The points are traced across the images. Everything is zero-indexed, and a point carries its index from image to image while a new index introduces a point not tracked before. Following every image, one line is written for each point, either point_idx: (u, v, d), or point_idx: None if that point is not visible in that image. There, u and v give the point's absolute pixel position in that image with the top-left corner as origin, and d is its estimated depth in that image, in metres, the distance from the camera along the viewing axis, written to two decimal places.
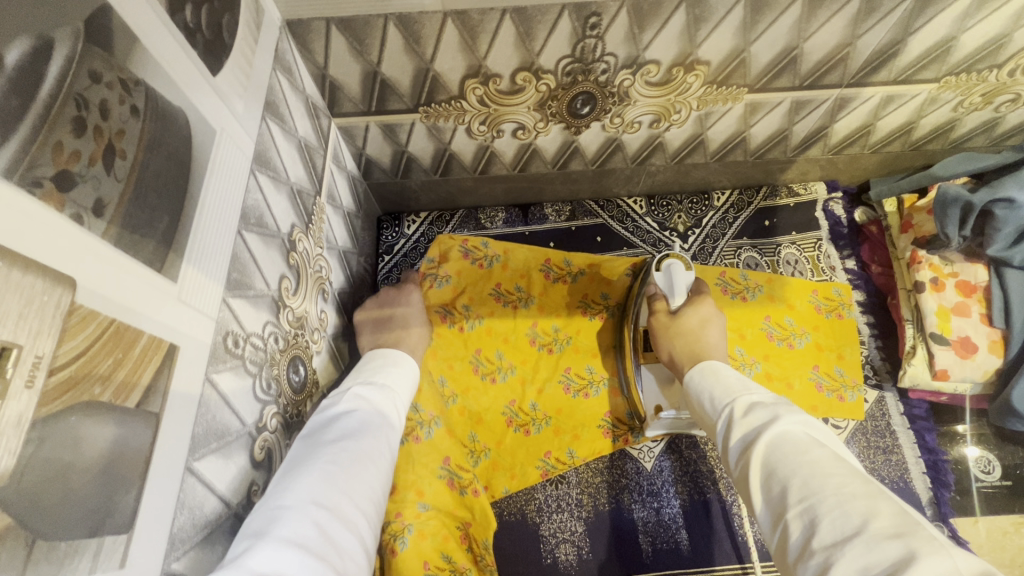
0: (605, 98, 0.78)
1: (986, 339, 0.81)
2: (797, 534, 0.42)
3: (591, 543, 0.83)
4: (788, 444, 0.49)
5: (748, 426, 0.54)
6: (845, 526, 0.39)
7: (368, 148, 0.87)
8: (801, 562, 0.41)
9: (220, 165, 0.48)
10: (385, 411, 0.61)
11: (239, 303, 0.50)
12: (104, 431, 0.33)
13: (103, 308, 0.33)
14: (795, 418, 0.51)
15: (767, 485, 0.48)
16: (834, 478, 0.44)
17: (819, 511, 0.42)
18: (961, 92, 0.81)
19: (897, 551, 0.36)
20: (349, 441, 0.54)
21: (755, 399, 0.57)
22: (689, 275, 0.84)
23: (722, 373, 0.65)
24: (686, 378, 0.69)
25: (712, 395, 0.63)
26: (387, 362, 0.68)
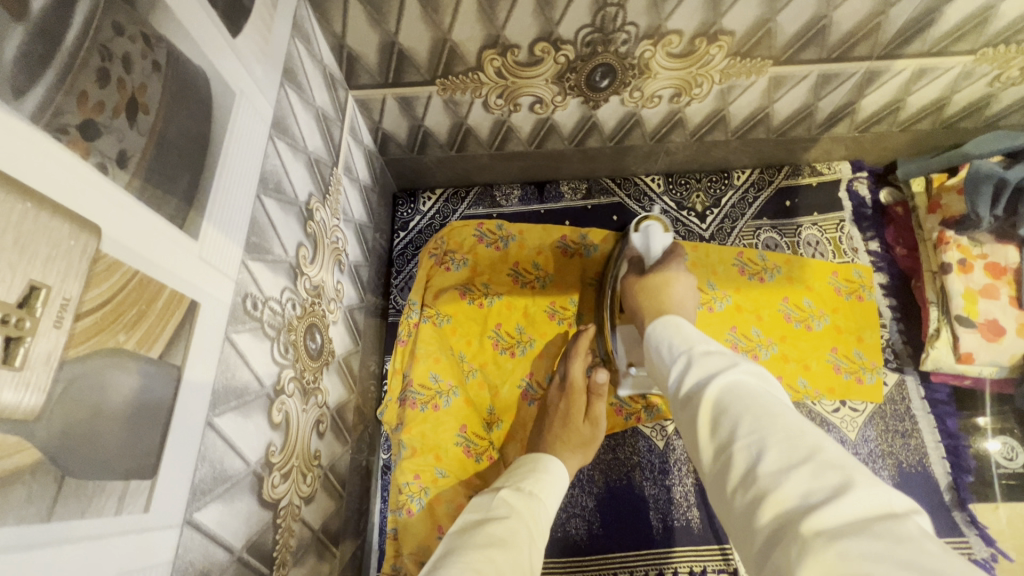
0: (625, 71, 0.77)
1: (1014, 322, 0.78)
2: (741, 465, 0.42)
3: (602, 518, 0.83)
4: (739, 388, 0.48)
5: (705, 367, 0.52)
6: (795, 454, 0.40)
7: (385, 122, 0.87)
8: (743, 488, 0.41)
9: (239, 127, 0.48)
10: (533, 529, 0.56)
11: (258, 266, 0.51)
12: (129, 378, 0.34)
13: (126, 259, 0.34)
14: (750, 366, 0.51)
15: (715, 422, 0.47)
16: (782, 416, 0.43)
17: (766, 444, 0.42)
18: (998, 66, 0.77)
19: (836, 478, 0.37)
20: (505, 552, 0.49)
21: (709, 347, 0.56)
22: (667, 237, 0.83)
23: (680, 326, 0.64)
24: (647, 331, 0.68)
25: (668, 343, 0.61)
26: (536, 469, 0.67)
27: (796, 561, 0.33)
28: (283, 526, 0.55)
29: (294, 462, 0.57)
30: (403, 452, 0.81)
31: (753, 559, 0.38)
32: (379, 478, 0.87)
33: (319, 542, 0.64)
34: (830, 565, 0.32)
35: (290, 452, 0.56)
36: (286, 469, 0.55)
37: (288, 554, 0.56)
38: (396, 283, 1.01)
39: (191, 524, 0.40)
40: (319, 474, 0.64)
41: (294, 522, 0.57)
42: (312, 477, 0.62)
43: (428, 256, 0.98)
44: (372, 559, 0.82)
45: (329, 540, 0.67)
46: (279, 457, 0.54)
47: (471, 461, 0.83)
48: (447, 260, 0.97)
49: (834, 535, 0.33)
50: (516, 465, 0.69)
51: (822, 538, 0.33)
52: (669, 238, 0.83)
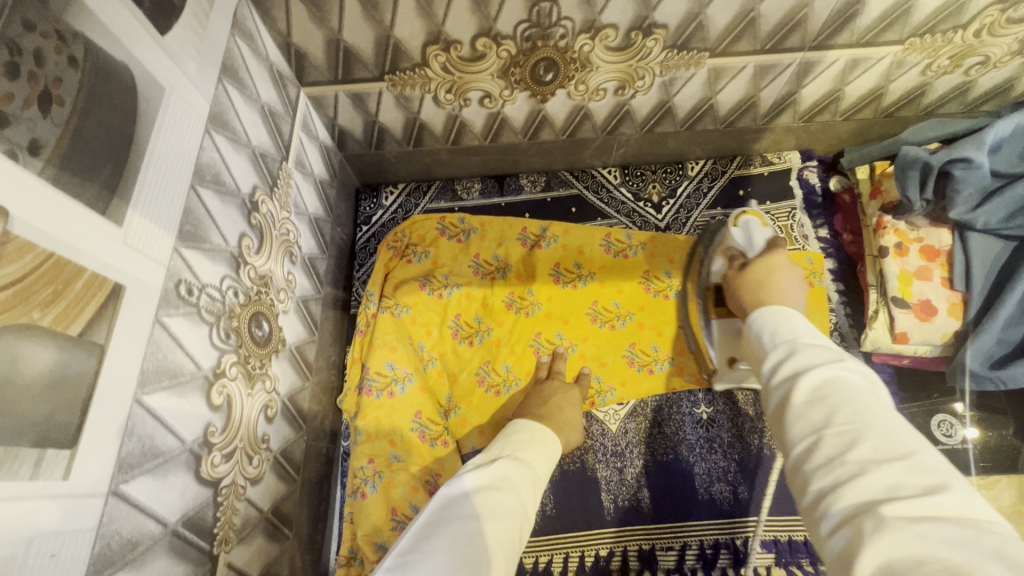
0: (567, 64, 0.79)
1: (946, 302, 0.80)
2: (826, 449, 0.40)
3: (555, 499, 0.86)
4: (844, 382, 0.44)
5: (809, 356, 0.47)
6: (890, 450, 0.37)
7: (340, 118, 0.90)
8: (820, 471, 0.39)
9: (170, 120, 0.50)
10: (525, 501, 0.57)
11: (193, 254, 0.53)
12: (44, 353, 0.36)
13: (40, 241, 0.36)
14: (857, 364, 0.46)
15: (807, 407, 0.43)
16: (885, 416, 0.40)
17: (862, 435, 0.39)
18: (927, 55, 0.80)
19: (931, 479, 0.35)
20: (495, 522, 0.51)
21: (821, 343, 0.50)
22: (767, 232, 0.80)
23: (793, 320, 0.56)
24: (749, 319, 0.61)
25: (775, 332, 0.54)
26: (532, 439, 0.67)
27: (870, 535, 0.33)
28: (226, 505, 0.57)
29: (238, 444, 0.59)
30: (359, 437, 0.84)
31: (821, 535, 0.37)
32: (340, 464, 0.89)
33: (268, 523, 0.66)
34: (904, 543, 0.31)
35: (233, 433, 0.59)
36: (228, 450, 0.57)
37: (231, 532, 0.58)
38: (359, 276, 1.03)
39: (117, 495, 0.42)
40: (268, 458, 0.66)
41: (238, 502, 0.59)
42: (259, 460, 0.64)
43: (389, 249, 1.01)
44: (332, 543, 0.84)
45: (281, 522, 0.69)
46: (220, 438, 0.56)
47: (426, 446, 0.85)
48: (408, 253, 1.01)
49: (915, 520, 0.32)
50: (509, 432, 0.69)
51: (903, 521, 0.33)
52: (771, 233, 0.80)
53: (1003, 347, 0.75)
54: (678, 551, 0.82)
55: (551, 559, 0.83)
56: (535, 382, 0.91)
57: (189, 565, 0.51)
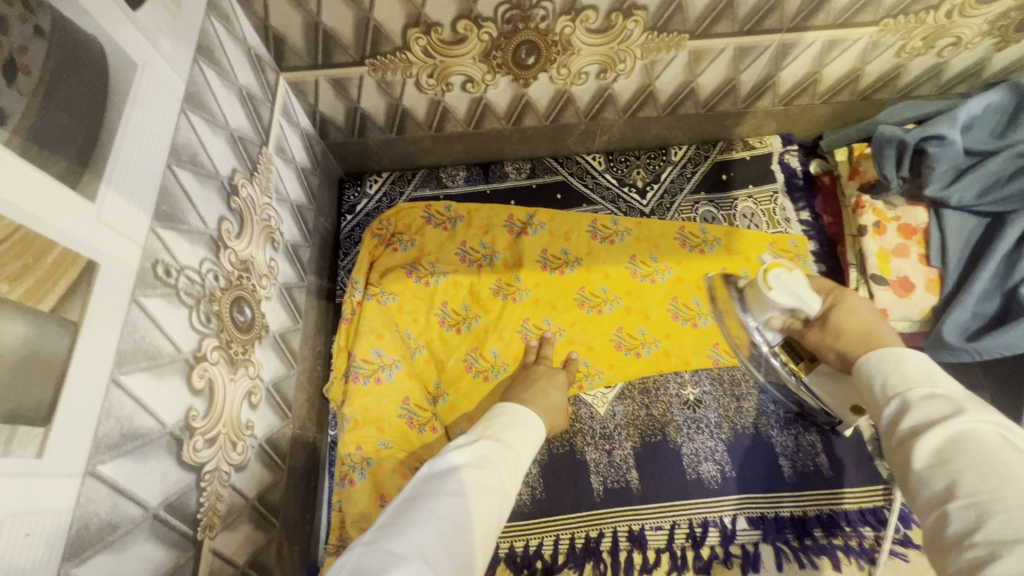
0: (549, 47, 0.79)
1: (923, 278, 0.82)
2: (957, 523, 0.38)
3: (544, 483, 0.86)
4: (969, 442, 0.41)
5: (921, 413, 0.46)
6: (1016, 526, 0.34)
7: (321, 105, 0.89)
8: (953, 551, 0.37)
9: (145, 100, 0.49)
10: (507, 480, 0.57)
11: (170, 234, 0.52)
12: (14, 327, 0.35)
13: (6, 212, 0.35)
14: (984, 421, 0.43)
15: (933, 472, 0.41)
16: (1019, 483, 0.37)
17: (991, 508, 0.36)
18: (901, 36, 0.82)
19: None
20: (482, 497, 0.52)
21: (938, 395, 0.47)
22: (798, 277, 0.75)
23: (908, 361, 0.52)
24: (858, 362, 0.58)
25: (886, 381, 0.52)
26: (515, 425, 0.66)
27: None
28: (209, 490, 0.56)
29: (221, 429, 0.59)
30: (346, 425, 0.84)
31: None
32: (328, 454, 0.88)
33: (255, 512, 0.65)
34: None
35: (216, 419, 0.58)
36: (211, 435, 0.56)
37: (215, 518, 0.57)
38: (344, 265, 1.02)
39: (95, 476, 0.41)
40: (253, 444, 0.66)
41: (223, 488, 0.59)
42: (244, 446, 0.63)
43: (374, 237, 1.01)
44: (321, 533, 0.83)
45: (268, 511, 0.68)
46: (203, 422, 0.55)
47: (415, 433, 0.85)
48: (393, 241, 1.00)
49: None
50: (493, 415, 0.68)
51: None
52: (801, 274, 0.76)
53: (978, 319, 0.76)
54: (667, 531, 0.82)
55: (541, 542, 0.83)
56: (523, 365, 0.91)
57: (172, 550, 0.50)
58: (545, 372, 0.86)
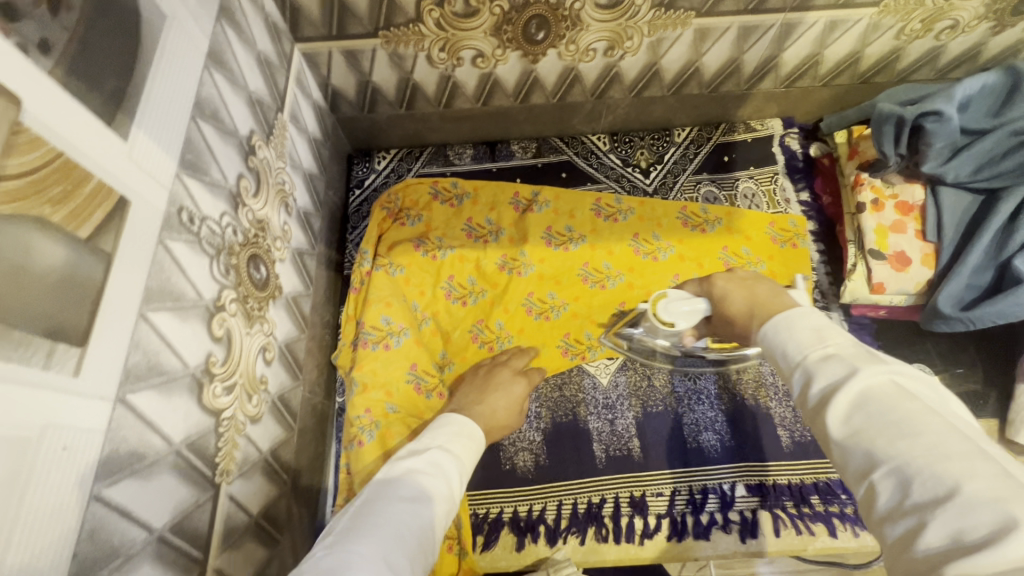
0: (558, 22, 0.81)
1: (919, 253, 0.84)
2: (887, 494, 0.35)
3: (548, 451, 0.88)
4: (873, 403, 0.38)
5: (827, 378, 0.41)
6: (935, 488, 0.32)
7: (333, 78, 0.90)
8: (887, 526, 0.34)
9: (171, 50, 0.51)
10: (454, 491, 0.57)
11: (195, 184, 0.54)
12: (56, 249, 0.37)
13: (50, 137, 0.37)
14: (881, 372, 0.40)
15: (848, 437, 0.38)
16: (925, 437, 0.35)
17: (909, 471, 0.34)
18: (900, 18, 0.84)
19: (995, 513, 0.29)
20: (434, 507, 0.53)
21: (835, 354, 0.43)
22: (677, 294, 0.69)
23: (799, 324, 0.47)
24: (760, 333, 0.51)
25: (786, 351, 0.46)
26: (462, 433, 0.65)
27: None
28: (227, 436, 0.57)
29: (238, 379, 0.60)
30: (354, 389, 0.85)
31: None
32: (335, 421, 0.90)
33: (266, 465, 0.66)
34: None
35: (234, 368, 0.59)
36: (228, 383, 0.58)
37: (232, 464, 0.58)
38: (352, 238, 1.04)
39: (124, 404, 0.43)
40: (267, 399, 0.67)
41: (238, 437, 0.60)
42: (258, 400, 0.65)
43: (382, 210, 1.02)
44: (328, 497, 0.84)
45: (279, 466, 0.70)
46: (221, 369, 0.57)
47: (421, 398, 0.87)
48: (401, 216, 1.02)
49: None
50: (440, 422, 0.68)
51: None
52: (675, 292, 0.70)
53: (972, 291, 0.79)
54: (668, 497, 0.84)
55: (544, 507, 0.84)
56: (497, 358, 0.91)
57: (193, 489, 0.51)
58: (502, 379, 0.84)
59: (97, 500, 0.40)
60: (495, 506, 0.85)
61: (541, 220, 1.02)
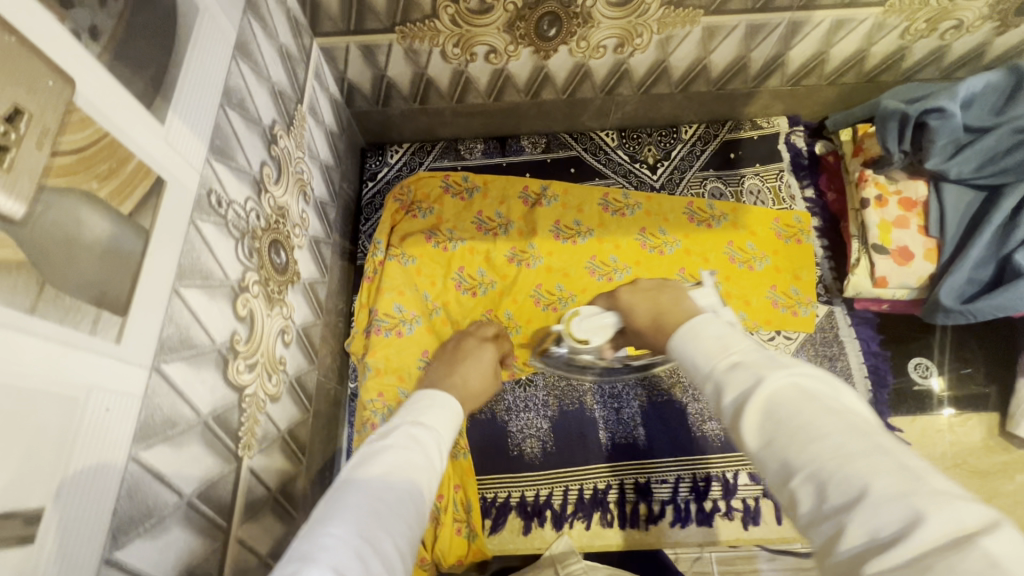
0: (570, 19, 0.83)
1: (922, 248, 0.86)
2: (806, 501, 0.33)
3: (555, 438, 0.90)
4: (781, 408, 0.38)
5: (735, 387, 0.41)
6: (847, 490, 0.31)
7: (350, 72, 0.93)
8: (812, 531, 0.33)
9: (204, 40, 0.53)
10: (433, 459, 0.53)
11: (223, 168, 0.56)
12: (103, 223, 0.39)
13: (98, 118, 0.39)
14: (782, 374, 0.39)
15: (764, 441, 0.37)
16: (832, 435, 0.34)
17: (821, 474, 0.33)
18: (905, 18, 0.86)
19: (904, 510, 0.29)
20: (413, 477, 0.49)
21: (744, 360, 0.43)
22: (588, 311, 0.77)
23: (704, 334, 0.49)
24: (668, 346, 0.53)
25: (698, 360, 0.47)
26: (433, 405, 0.61)
27: None
28: (249, 412, 0.59)
29: (260, 358, 0.62)
30: (368, 373, 0.88)
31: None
32: (347, 406, 0.92)
33: (284, 443, 0.69)
34: None
35: (256, 347, 0.61)
36: (251, 361, 0.60)
37: (253, 439, 0.61)
38: (365, 229, 1.06)
39: (159, 373, 0.45)
40: (285, 380, 0.69)
41: (259, 414, 0.62)
42: (277, 380, 0.67)
43: (395, 202, 1.05)
44: None
45: (296, 446, 0.72)
46: (245, 347, 0.59)
47: None
48: (413, 209, 1.04)
49: None
50: (412, 399, 0.63)
51: None
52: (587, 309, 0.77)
53: (973, 285, 0.81)
54: (672, 484, 0.86)
55: (551, 492, 0.87)
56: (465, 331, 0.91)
57: (218, 459, 0.54)
58: (469, 351, 0.84)
59: (135, 462, 0.42)
60: (503, 490, 0.87)
61: (548, 214, 1.04)
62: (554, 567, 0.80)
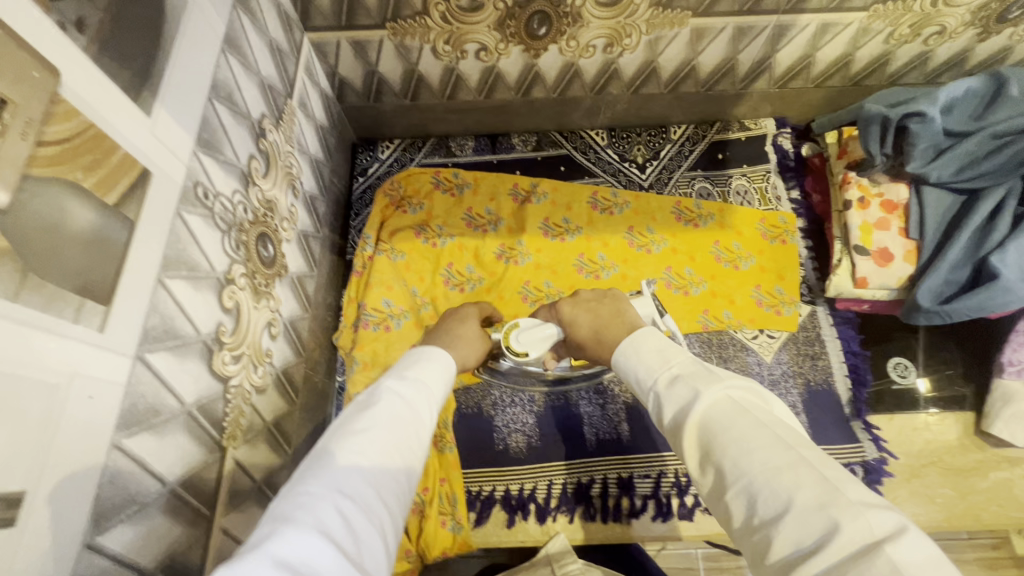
0: (559, 18, 0.84)
1: (902, 249, 0.88)
2: (739, 512, 0.38)
3: (540, 432, 0.91)
4: (716, 424, 0.42)
5: (674, 403, 0.46)
6: (774, 504, 0.36)
7: (341, 67, 0.93)
8: (747, 540, 0.38)
9: (191, 33, 0.53)
10: (419, 411, 0.52)
11: (210, 161, 0.56)
12: (87, 213, 0.40)
13: (84, 109, 0.40)
14: (717, 388, 0.45)
15: (704, 456, 0.42)
16: (760, 450, 0.39)
17: (753, 488, 0.38)
18: (890, 23, 0.87)
19: (822, 520, 0.33)
20: (397, 432, 0.48)
21: (682, 375, 0.48)
22: (527, 324, 0.75)
23: (644, 348, 0.55)
24: (614, 361, 0.58)
25: (639, 376, 0.53)
26: (421, 359, 0.60)
27: None
28: (234, 404, 0.60)
29: (245, 349, 0.63)
30: (355, 367, 0.90)
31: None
32: (335, 399, 0.93)
33: (269, 435, 0.69)
34: None
35: (242, 339, 0.62)
36: (237, 352, 0.61)
37: (238, 430, 0.61)
38: (355, 224, 1.07)
39: (143, 362, 0.46)
40: (271, 371, 0.70)
41: (244, 406, 0.63)
42: (263, 371, 0.68)
43: (385, 197, 1.05)
44: None
45: (281, 438, 0.73)
46: (230, 339, 0.59)
47: None
48: (403, 204, 1.05)
49: None
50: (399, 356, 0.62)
51: None
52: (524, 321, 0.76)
53: (951, 286, 0.82)
54: (654, 479, 0.87)
55: (535, 486, 0.88)
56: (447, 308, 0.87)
57: (202, 449, 0.54)
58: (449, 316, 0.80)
59: (118, 449, 0.43)
60: (488, 485, 0.88)
61: (538, 211, 1.05)
62: (551, 564, 0.80)
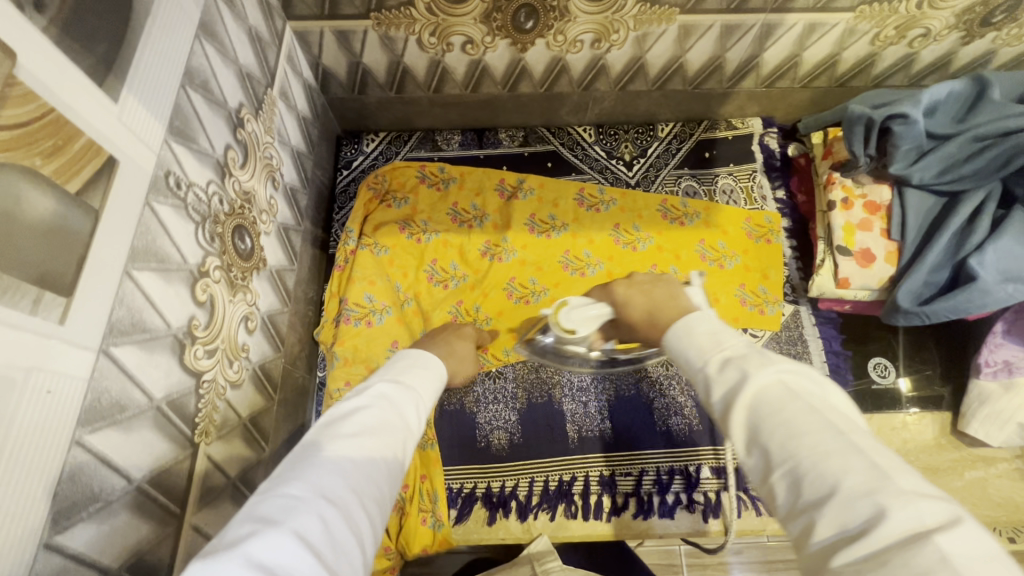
0: (546, 12, 0.83)
1: (884, 250, 0.88)
2: (782, 495, 0.36)
3: (523, 430, 0.91)
4: (763, 405, 0.39)
5: (723, 384, 0.42)
6: (820, 487, 0.33)
7: (324, 58, 0.92)
8: (789, 523, 0.35)
9: (163, 17, 0.52)
10: (406, 418, 0.51)
11: (182, 150, 0.55)
12: (46, 202, 0.38)
13: (42, 94, 0.38)
14: (770, 371, 0.40)
15: (748, 438, 0.39)
16: (807, 435, 0.35)
17: (798, 471, 0.35)
18: (876, 24, 0.88)
19: (869, 506, 0.31)
20: (385, 439, 0.46)
21: (736, 356, 0.43)
22: (579, 301, 0.72)
23: (696, 329, 0.49)
24: (665, 341, 0.52)
25: (690, 356, 0.48)
26: (415, 364, 0.58)
27: None
28: (207, 399, 0.59)
29: (220, 343, 0.62)
30: (336, 362, 0.89)
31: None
32: (315, 394, 0.92)
33: (245, 430, 0.68)
34: None
35: (217, 332, 0.61)
36: (211, 346, 0.60)
37: (211, 426, 0.60)
38: (338, 218, 1.05)
39: (107, 355, 0.44)
40: (247, 367, 0.69)
41: (218, 401, 0.61)
42: (239, 366, 0.66)
43: (369, 190, 1.04)
44: None
45: (258, 433, 0.72)
46: (204, 332, 0.58)
47: None
48: (388, 198, 1.04)
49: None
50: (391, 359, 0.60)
51: None
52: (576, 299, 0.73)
53: (932, 288, 0.83)
54: (636, 476, 0.87)
55: (516, 483, 0.87)
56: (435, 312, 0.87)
57: (172, 445, 0.53)
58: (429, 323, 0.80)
59: (79, 446, 0.42)
60: (470, 481, 0.88)
61: (523, 207, 1.04)
62: (532, 564, 0.80)
